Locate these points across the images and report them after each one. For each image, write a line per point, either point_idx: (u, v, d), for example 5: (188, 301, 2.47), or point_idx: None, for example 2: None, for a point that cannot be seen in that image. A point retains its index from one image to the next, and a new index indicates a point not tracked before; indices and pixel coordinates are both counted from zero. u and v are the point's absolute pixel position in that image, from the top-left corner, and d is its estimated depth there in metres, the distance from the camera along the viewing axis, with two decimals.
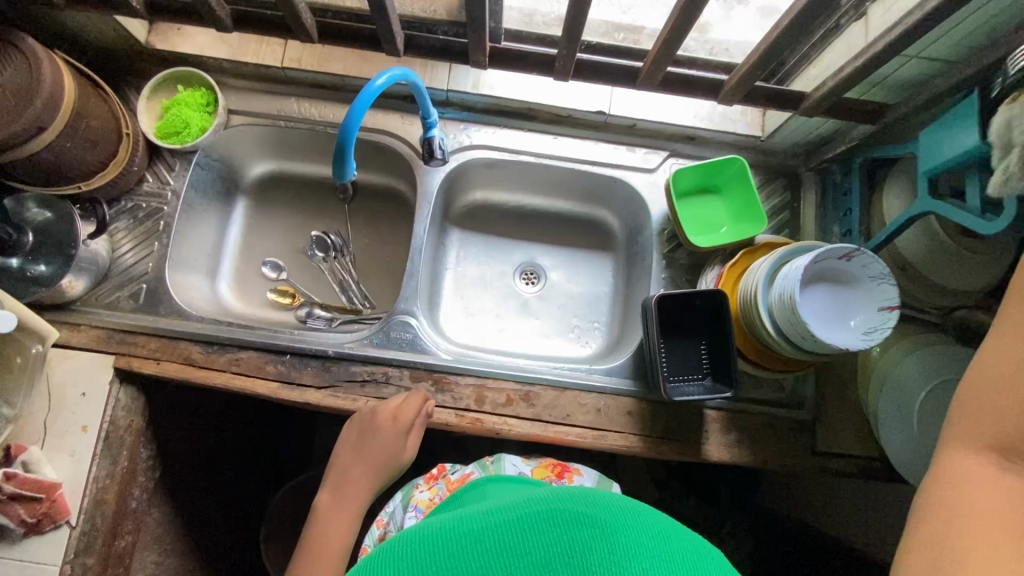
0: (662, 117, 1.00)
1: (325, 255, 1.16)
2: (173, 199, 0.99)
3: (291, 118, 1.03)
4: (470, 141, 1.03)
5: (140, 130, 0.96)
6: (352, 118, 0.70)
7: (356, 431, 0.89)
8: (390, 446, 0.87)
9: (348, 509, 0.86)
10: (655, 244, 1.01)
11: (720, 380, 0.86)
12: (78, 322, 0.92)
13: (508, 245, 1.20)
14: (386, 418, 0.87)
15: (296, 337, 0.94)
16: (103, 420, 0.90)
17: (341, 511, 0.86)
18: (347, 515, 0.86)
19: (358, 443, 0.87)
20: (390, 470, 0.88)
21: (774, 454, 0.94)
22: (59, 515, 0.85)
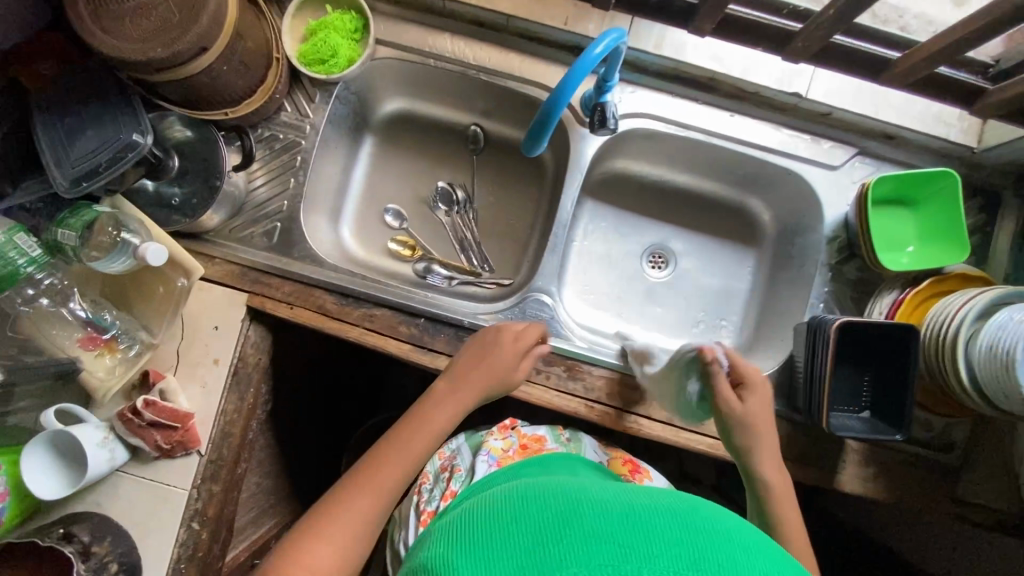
0: (865, 110, 0.88)
1: (448, 209, 1.10)
2: (312, 133, 0.92)
3: (441, 57, 0.94)
4: (634, 108, 0.91)
5: (285, 53, 0.88)
6: (568, 86, 0.60)
7: (480, 334, 0.82)
8: (508, 360, 0.79)
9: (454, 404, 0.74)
10: (822, 254, 0.92)
11: (885, 419, 0.79)
12: (212, 254, 0.89)
13: (640, 223, 1.11)
14: (510, 336, 0.81)
15: (431, 301, 0.90)
16: (234, 356, 0.88)
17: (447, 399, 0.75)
18: (456, 408, 0.74)
19: (485, 344, 0.80)
20: (501, 389, 0.78)
21: (911, 494, 0.88)
22: (191, 444, 0.85)
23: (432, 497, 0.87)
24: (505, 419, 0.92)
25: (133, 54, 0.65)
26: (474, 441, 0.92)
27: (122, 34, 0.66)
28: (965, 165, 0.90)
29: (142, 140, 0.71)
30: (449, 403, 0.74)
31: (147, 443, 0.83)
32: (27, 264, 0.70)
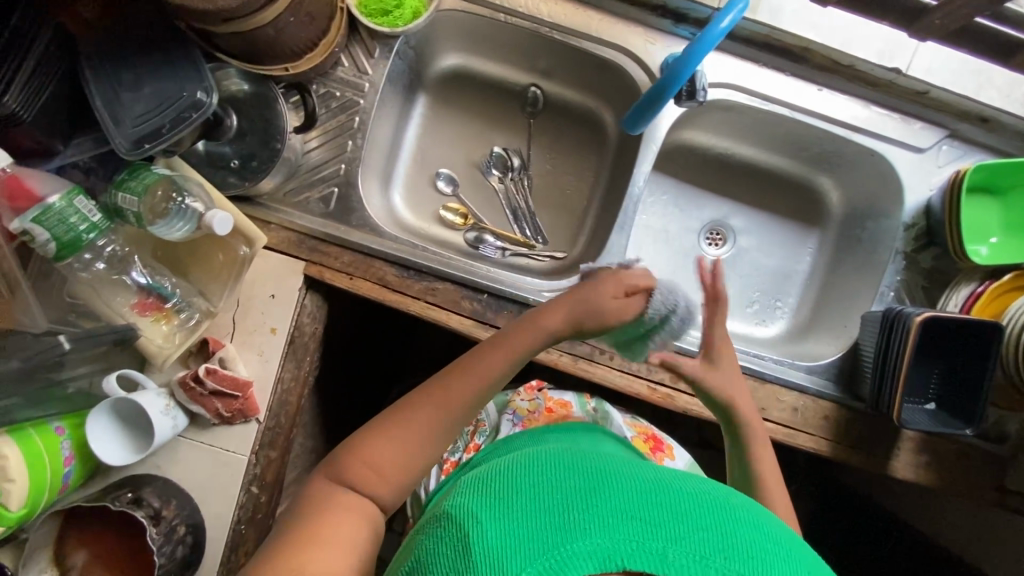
0: (967, 91, 0.82)
1: (502, 175, 1.05)
2: (371, 92, 0.86)
3: (513, 12, 0.87)
4: (718, 77, 0.85)
5: (347, 1, 0.81)
6: (690, 62, 0.58)
7: (569, 290, 0.68)
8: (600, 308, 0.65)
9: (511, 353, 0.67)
10: (899, 240, 0.90)
11: (953, 413, 0.79)
12: (267, 219, 0.85)
13: (700, 198, 1.07)
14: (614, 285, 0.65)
15: (494, 275, 0.88)
16: (290, 325, 0.86)
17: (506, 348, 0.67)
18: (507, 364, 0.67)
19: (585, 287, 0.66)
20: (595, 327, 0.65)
21: (959, 481, 0.90)
22: (251, 412, 0.85)
23: (456, 449, 0.85)
24: (531, 381, 0.90)
25: (204, 3, 0.59)
26: (500, 399, 0.90)
27: None
28: None
29: (207, 99, 0.66)
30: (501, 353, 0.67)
31: (208, 410, 0.82)
32: (88, 229, 0.66)
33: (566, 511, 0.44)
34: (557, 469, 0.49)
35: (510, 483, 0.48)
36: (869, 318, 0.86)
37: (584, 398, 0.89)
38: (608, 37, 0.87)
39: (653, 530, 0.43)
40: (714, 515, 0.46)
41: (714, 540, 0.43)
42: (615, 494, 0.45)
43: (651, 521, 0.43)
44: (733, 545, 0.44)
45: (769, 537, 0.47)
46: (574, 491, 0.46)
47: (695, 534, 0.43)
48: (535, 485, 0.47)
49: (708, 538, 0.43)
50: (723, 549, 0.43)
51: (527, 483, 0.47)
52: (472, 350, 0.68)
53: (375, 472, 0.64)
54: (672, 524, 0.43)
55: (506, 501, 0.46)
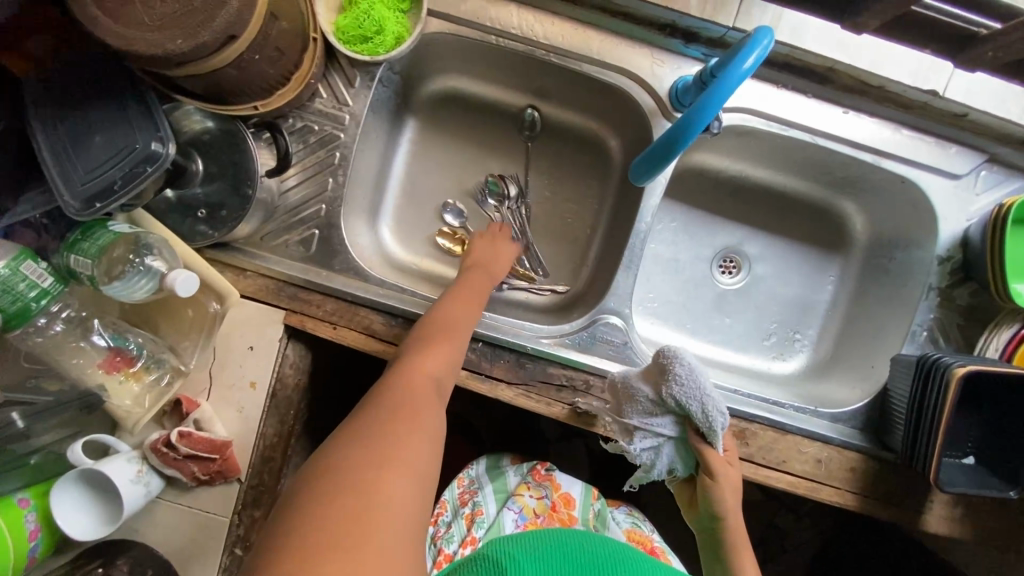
0: (1012, 112, 0.74)
1: (498, 205, 0.98)
2: (352, 124, 0.79)
3: (505, 33, 0.79)
4: (731, 100, 0.77)
5: (321, 28, 0.73)
6: (714, 100, 0.52)
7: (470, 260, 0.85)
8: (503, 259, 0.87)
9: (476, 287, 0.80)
10: (932, 273, 0.82)
11: (997, 473, 0.71)
12: (242, 266, 0.79)
13: (711, 223, 0.99)
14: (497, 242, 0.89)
15: (490, 321, 0.81)
16: (271, 379, 0.80)
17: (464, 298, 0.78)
18: (473, 312, 0.76)
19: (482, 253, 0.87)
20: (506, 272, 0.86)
21: (997, 534, 0.83)
22: (231, 473, 0.79)
23: (450, 533, 0.77)
24: (536, 464, 0.84)
25: (150, 48, 0.52)
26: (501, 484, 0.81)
27: (132, 21, 0.52)
28: None
29: (163, 149, 0.60)
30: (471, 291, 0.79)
31: (184, 474, 0.77)
32: (38, 297, 0.61)
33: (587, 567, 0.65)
34: (584, 542, 0.68)
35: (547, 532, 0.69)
36: (900, 362, 0.79)
37: (589, 497, 0.82)
38: (611, 59, 0.79)
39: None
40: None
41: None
42: (620, 564, 0.66)
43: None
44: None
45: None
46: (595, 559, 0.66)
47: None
48: (563, 547, 0.67)
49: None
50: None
51: (558, 537, 0.68)
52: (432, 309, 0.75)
53: (404, 421, 0.58)
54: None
55: (546, 549, 0.66)
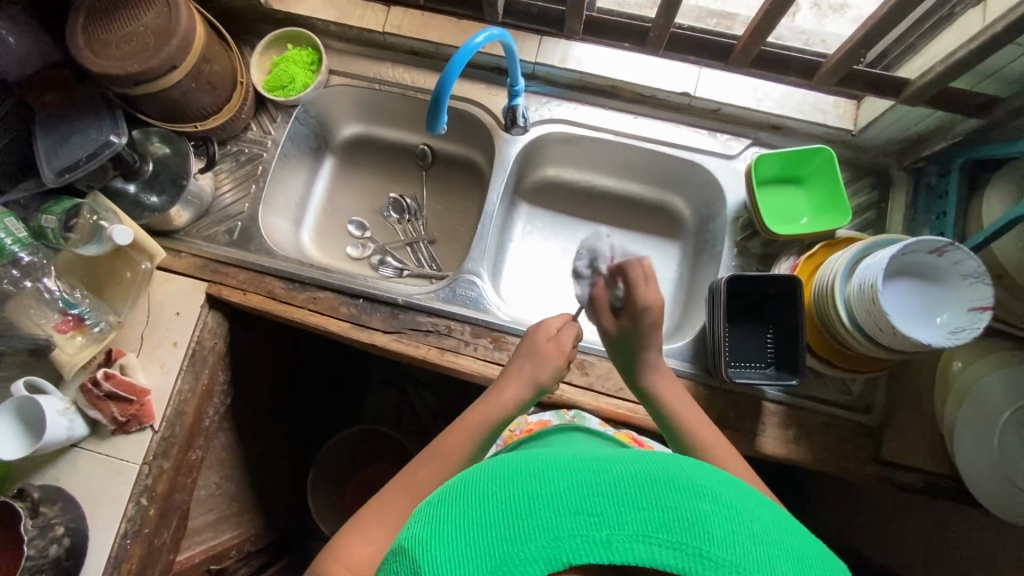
0: (749, 103, 0.99)
1: (400, 217, 1.22)
2: (273, 148, 1.07)
3: (385, 82, 1.09)
4: (549, 114, 1.05)
5: (252, 81, 1.05)
6: (450, 74, 0.73)
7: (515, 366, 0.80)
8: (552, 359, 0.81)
9: (516, 385, 0.78)
10: (729, 232, 1.00)
11: (785, 368, 0.85)
12: (179, 249, 1.01)
13: (574, 223, 1.20)
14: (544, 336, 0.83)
15: (370, 284, 0.99)
16: (191, 339, 0.97)
17: (495, 399, 0.76)
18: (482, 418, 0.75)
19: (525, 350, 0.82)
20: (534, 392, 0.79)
21: (834, 456, 0.90)
22: (145, 418, 0.93)
23: None
24: None
25: (115, 69, 0.83)
26: None
27: (108, 57, 0.83)
28: (851, 147, 1.00)
29: (116, 139, 0.87)
30: (511, 385, 0.77)
31: (104, 415, 0.90)
32: (12, 242, 0.86)
33: (507, 513, 0.40)
34: (499, 468, 0.44)
35: (453, 480, 0.46)
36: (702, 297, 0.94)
37: (562, 411, 0.88)
38: (459, 94, 1.08)
39: (591, 495, 0.40)
40: (658, 483, 0.41)
41: (670, 519, 0.39)
42: (553, 477, 0.42)
43: (591, 503, 0.40)
44: (690, 520, 0.39)
45: (726, 497, 0.42)
46: (520, 491, 0.41)
47: (644, 496, 0.40)
48: (471, 489, 0.43)
49: (655, 515, 0.39)
50: (667, 528, 0.39)
51: (464, 484, 0.44)
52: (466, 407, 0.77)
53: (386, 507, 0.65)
54: (612, 493, 0.40)
55: (450, 506, 0.43)
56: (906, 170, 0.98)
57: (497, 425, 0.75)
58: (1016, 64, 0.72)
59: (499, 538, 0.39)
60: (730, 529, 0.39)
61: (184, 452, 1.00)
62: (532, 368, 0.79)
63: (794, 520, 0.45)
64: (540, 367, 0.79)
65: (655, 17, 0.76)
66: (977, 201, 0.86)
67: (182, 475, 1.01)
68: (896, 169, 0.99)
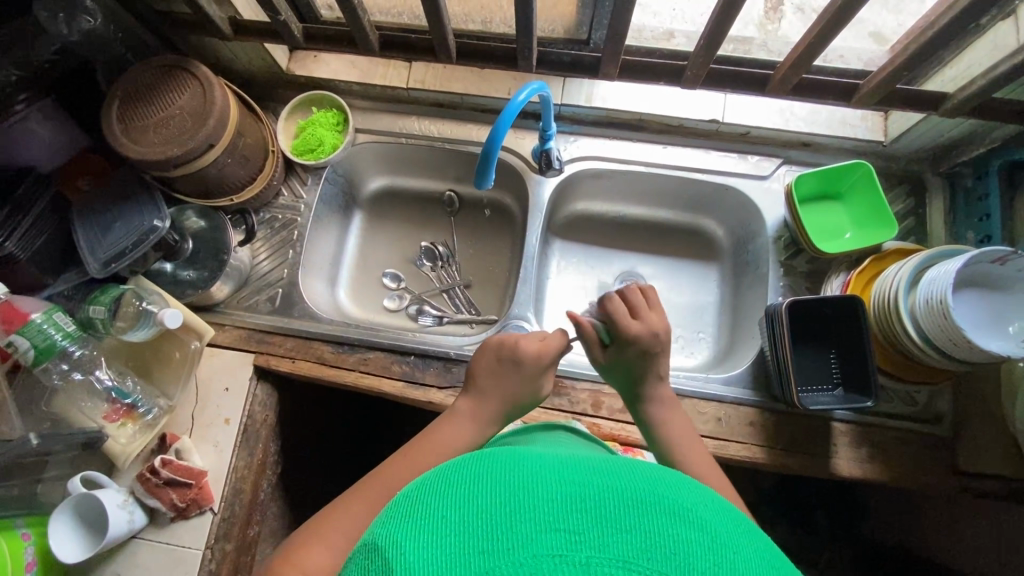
0: (778, 123, 0.99)
1: (433, 264, 1.21)
2: (305, 210, 1.07)
3: (411, 135, 1.10)
4: (579, 152, 1.06)
5: (281, 148, 1.05)
6: (499, 130, 0.73)
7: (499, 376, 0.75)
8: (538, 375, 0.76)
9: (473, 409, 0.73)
10: (772, 252, 1.00)
11: (854, 389, 0.84)
12: (223, 322, 1.00)
13: (608, 254, 1.19)
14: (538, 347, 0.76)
15: (419, 339, 0.98)
16: (243, 414, 0.96)
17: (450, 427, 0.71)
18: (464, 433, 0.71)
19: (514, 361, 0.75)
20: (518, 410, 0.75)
21: (908, 470, 0.89)
22: (205, 501, 0.90)
23: None
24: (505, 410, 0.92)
25: (156, 155, 0.82)
26: None
27: (147, 142, 0.83)
28: (883, 158, 1.01)
29: (160, 224, 0.87)
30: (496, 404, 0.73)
31: (164, 503, 0.88)
32: (62, 338, 0.84)
33: (484, 523, 0.37)
34: (481, 472, 0.41)
35: (432, 477, 0.43)
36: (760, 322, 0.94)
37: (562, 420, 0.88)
38: None
39: (574, 511, 0.37)
40: (644, 504, 0.38)
41: (651, 545, 0.36)
42: (538, 487, 0.39)
43: (573, 521, 0.37)
44: (672, 548, 0.36)
45: (713, 524, 0.39)
46: (501, 498, 0.39)
47: (627, 519, 0.37)
48: (449, 491, 0.40)
49: (637, 541, 0.36)
50: (648, 555, 0.35)
51: (442, 484, 0.42)
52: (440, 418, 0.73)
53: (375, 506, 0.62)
54: (596, 512, 0.37)
55: (425, 505, 0.40)
56: (941, 175, 0.98)
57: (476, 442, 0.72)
58: None
59: (470, 547, 0.36)
60: (712, 562, 0.36)
61: (243, 531, 0.97)
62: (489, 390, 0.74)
63: (778, 555, 0.41)
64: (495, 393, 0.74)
65: (694, 56, 0.77)
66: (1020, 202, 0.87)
67: (243, 555, 0.98)
68: (930, 175, 1.00)
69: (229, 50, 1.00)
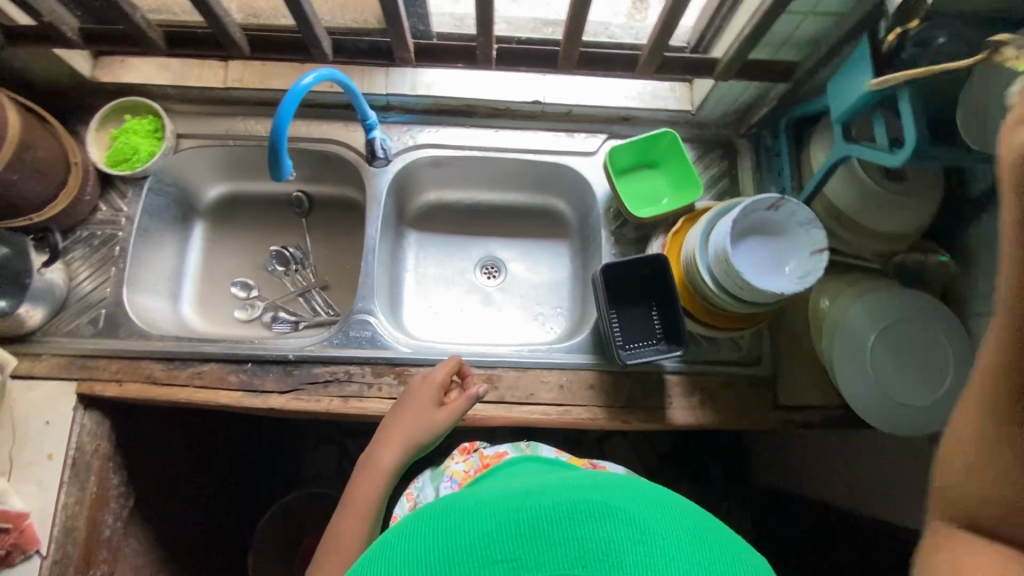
0: (595, 100, 1.04)
1: (286, 269, 1.16)
2: (127, 224, 1.01)
3: (239, 137, 1.06)
4: (413, 142, 1.07)
5: (90, 160, 0.99)
6: (283, 119, 0.72)
7: (392, 426, 0.81)
8: (424, 413, 0.80)
9: (394, 450, 0.78)
10: (603, 222, 1.04)
11: (673, 341, 0.89)
12: (39, 352, 0.94)
13: (466, 241, 1.19)
14: (421, 383, 0.84)
15: (256, 345, 0.94)
16: (68, 447, 0.90)
17: (373, 466, 0.77)
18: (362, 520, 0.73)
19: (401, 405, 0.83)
20: (425, 438, 0.79)
21: (736, 412, 0.95)
22: (28, 545, 0.85)
23: None
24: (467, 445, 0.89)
25: None
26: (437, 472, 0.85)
27: None
28: (695, 125, 1.07)
29: None
30: (389, 446, 0.78)
31: None
32: None
33: (446, 552, 0.43)
34: (434, 520, 0.47)
35: (398, 535, 0.47)
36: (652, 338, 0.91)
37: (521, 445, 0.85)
38: (319, 135, 1.07)
39: (508, 539, 0.42)
40: (577, 514, 0.43)
41: (587, 553, 0.41)
42: (484, 517, 0.45)
43: (508, 548, 0.42)
44: (603, 553, 0.41)
45: (640, 517, 0.44)
46: (452, 542, 0.44)
47: (561, 532, 0.42)
48: (397, 546, 0.46)
49: (573, 552, 0.41)
50: (582, 564, 0.40)
51: (400, 539, 0.46)
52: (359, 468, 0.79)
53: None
54: (535, 527, 0.43)
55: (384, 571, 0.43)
56: (745, 137, 1.06)
57: (384, 491, 0.76)
58: (800, 30, 0.82)
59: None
60: (642, 555, 0.41)
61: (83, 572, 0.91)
62: (415, 429, 0.79)
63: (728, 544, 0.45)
64: (415, 428, 0.79)
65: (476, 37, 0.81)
66: (805, 153, 0.95)
67: None
68: (737, 138, 1.07)
69: (15, 59, 0.94)
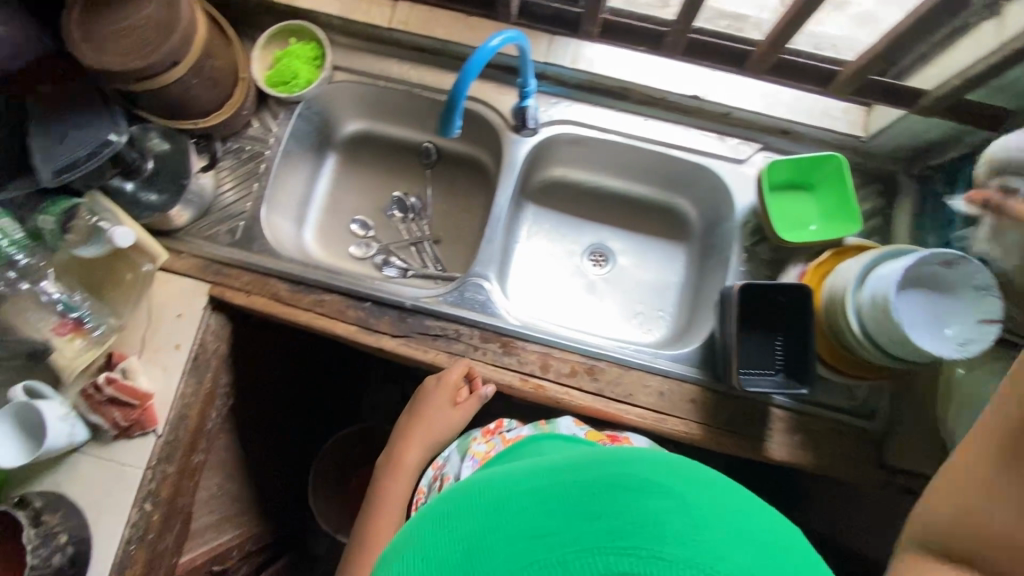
0: (759, 107, 0.99)
1: (404, 216, 1.19)
2: (274, 144, 1.04)
3: (390, 79, 1.07)
4: (558, 116, 1.04)
5: (254, 77, 1.02)
6: (468, 75, 0.72)
7: (410, 430, 0.91)
8: (440, 414, 0.90)
9: (415, 449, 0.89)
10: (736, 237, 1.00)
11: (794, 376, 0.86)
12: (180, 249, 1.00)
13: (581, 225, 1.18)
14: (431, 385, 0.91)
15: (376, 286, 0.97)
16: (193, 342, 0.96)
17: (398, 464, 0.89)
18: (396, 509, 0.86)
19: (415, 407, 0.92)
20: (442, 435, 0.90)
21: (835, 461, 0.91)
22: (148, 423, 0.91)
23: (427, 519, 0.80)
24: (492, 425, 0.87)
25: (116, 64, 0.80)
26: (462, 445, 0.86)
27: (110, 50, 0.81)
28: (859, 154, 1.00)
29: (116, 138, 0.86)
30: (411, 447, 0.90)
31: (105, 420, 0.89)
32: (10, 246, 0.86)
33: (472, 536, 0.36)
34: (453, 504, 0.40)
35: (413, 532, 0.40)
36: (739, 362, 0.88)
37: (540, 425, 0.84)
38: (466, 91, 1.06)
39: (538, 516, 0.35)
40: (611, 489, 0.36)
41: (623, 530, 0.33)
42: (506, 496, 0.38)
43: (537, 524, 0.34)
44: (641, 526, 0.33)
45: (685, 492, 0.36)
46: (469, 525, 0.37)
47: (594, 507, 0.35)
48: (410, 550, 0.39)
49: (613, 528, 0.33)
50: (614, 542, 0.32)
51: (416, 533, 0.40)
52: (385, 464, 0.90)
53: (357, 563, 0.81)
54: (565, 507, 0.35)
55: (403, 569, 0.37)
56: (913, 177, 0.98)
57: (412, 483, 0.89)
58: None
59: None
60: (690, 532, 0.33)
61: (186, 456, 0.98)
62: (436, 431, 0.90)
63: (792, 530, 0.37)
64: (434, 429, 0.90)
65: None
66: None
67: (184, 480, 0.99)
68: (903, 176, 0.99)
69: None
